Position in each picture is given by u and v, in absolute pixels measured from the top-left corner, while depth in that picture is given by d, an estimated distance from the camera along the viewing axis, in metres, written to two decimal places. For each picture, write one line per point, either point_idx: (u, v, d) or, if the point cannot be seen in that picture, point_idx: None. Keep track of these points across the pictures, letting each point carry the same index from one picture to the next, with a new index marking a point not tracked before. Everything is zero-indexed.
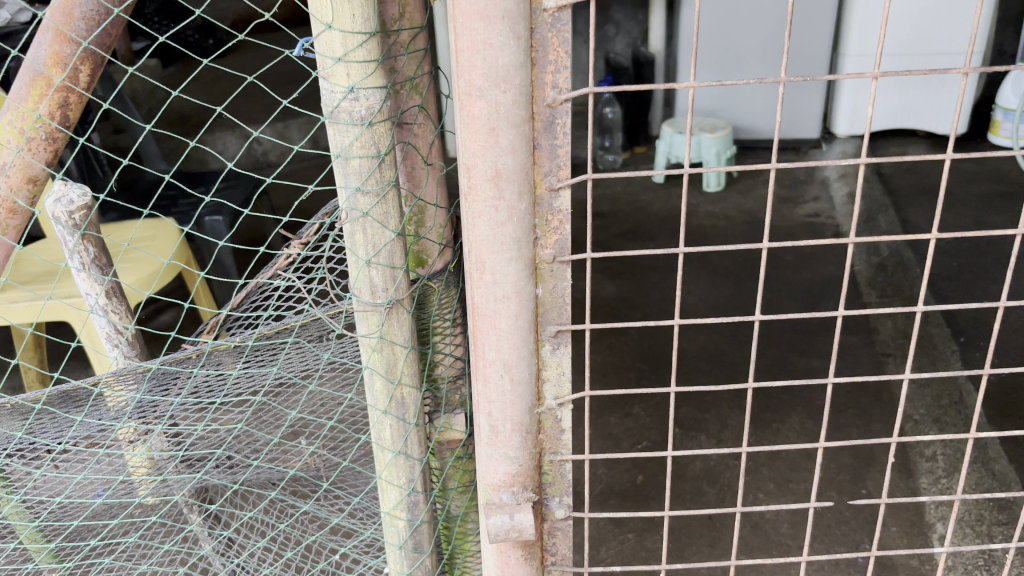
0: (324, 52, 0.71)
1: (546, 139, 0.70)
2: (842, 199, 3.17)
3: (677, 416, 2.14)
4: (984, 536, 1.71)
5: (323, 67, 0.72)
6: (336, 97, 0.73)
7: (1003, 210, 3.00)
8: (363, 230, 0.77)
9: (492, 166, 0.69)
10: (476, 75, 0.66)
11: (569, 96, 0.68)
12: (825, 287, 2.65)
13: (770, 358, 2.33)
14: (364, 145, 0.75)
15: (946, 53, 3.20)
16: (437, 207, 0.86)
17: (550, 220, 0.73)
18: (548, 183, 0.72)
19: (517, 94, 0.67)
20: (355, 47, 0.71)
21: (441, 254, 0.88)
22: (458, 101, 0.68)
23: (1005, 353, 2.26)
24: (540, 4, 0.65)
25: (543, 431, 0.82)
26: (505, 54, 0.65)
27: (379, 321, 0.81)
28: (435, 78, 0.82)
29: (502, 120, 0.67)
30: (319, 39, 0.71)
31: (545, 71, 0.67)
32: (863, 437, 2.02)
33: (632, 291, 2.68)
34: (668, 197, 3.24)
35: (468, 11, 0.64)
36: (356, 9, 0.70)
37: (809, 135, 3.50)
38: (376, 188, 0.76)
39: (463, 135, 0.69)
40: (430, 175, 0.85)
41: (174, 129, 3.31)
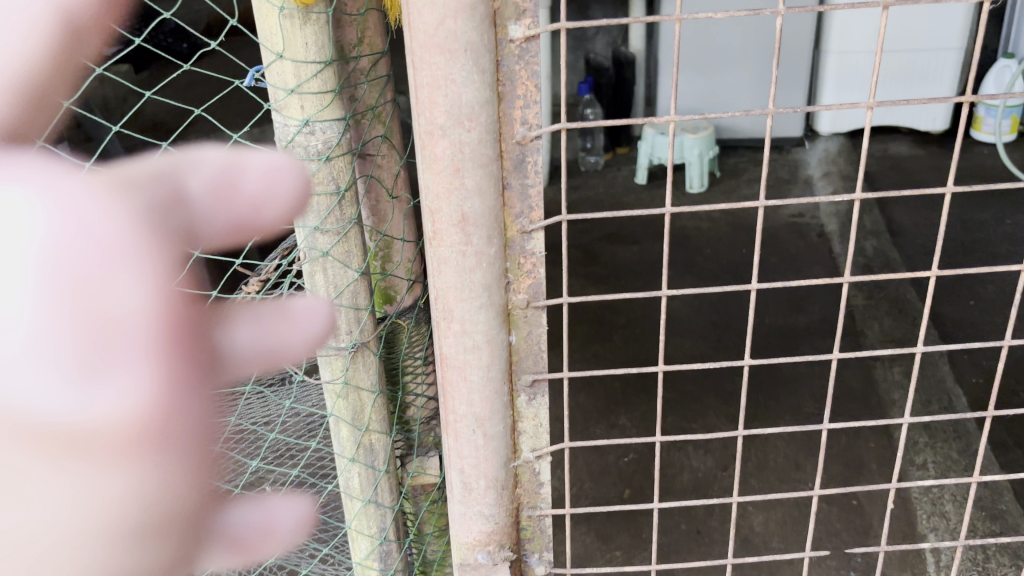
0: (276, 83, 0.66)
1: (517, 178, 0.65)
2: (826, 199, 3.15)
3: (664, 427, 2.10)
4: (977, 547, 1.69)
5: (275, 98, 0.67)
6: (290, 130, 0.67)
7: (988, 208, 2.98)
8: (324, 270, 0.72)
9: (458, 211, 0.64)
10: (437, 112, 0.61)
11: (540, 133, 0.63)
12: (810, 290, 2.62)
13: (755, 366, 2.30)
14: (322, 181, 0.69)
15: (931, 50, 3.23)
16: (404, 241, 0.82)
17: (522, 264, 0.69)
18: (518, 225, 0.67)
19: (483, 132, 0.62)
20: (308, 77, 0.66)
21: (410, 290, 0.83)
22: (417, 140, 0.63)
23: (993, 356, 2.24)
24: (506, 35, 0.61)
25: (520, 485, 0.77)
26: (469, 90, 0.61)
27: (344, 366, 0.76)
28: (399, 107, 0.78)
29: (467, 159, 0.62)
30: (269, 69, 0.66)
31: (513, 106, 0.63)
32: (851, 446, 1.99)
33: (616, 296, 2.64)
34: (651, 198, 3.21)
35: (427, 43, 0.59)
36: (310, 37, 0.65)
37: (793, 134, 3.50)
38: (336, 227, 0.71)
39: (424, 177, 0.64)
40: (396, 209, 0.79)
41: (145, 137, 3.25)
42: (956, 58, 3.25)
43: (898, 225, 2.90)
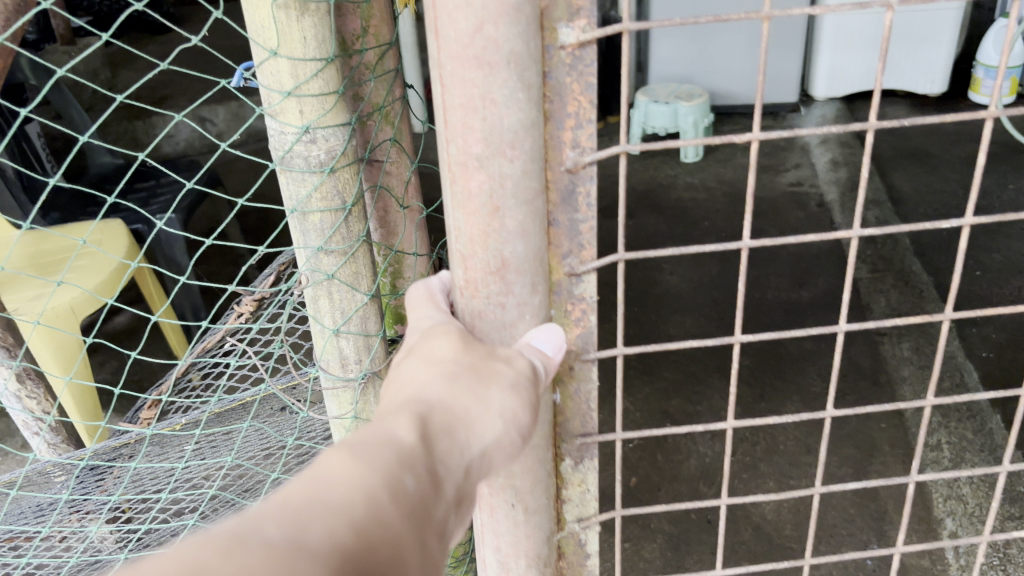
0: (271, 83, 0.63)
1: (565, 212, 0.66)
2: (824, 166, 3.07)
3: (668, 410, 2.03)
4: (998, 533, 1.63)
5: (270, 102, 0.64)
6: (289, 138, 0.65)
7: (989, 172, 2.94)
8: (330, 294, 0.70)
9: (499, 254, 0.64)
10: (474, 140, 0.60)
11: (590, 159, 0.63)
12: (812, 262, 2.56)
13: (759, 343, 2.24)
14: (326, 196, 0.67)
15: (928, 10, 3.20)
16: (416, 255, 0.81)
17: (569, 309, 0.70)
18: (567, 267, 0.69)
19: (526, 161, 0.61)
20: (308, 77, 0.62)
21: None
22: (452, 172, 0.62)
23: (1002, 328, 2.20)
24: (555, 40, 0.60)
25: (565, 555, 0.83)
26: (512, 113, 0.59)
27: (353, 397, 0.76)
28: (410, 106, 0.75)
29: (507, 194, 0.62)
30: (264, 68, 0.62)
31: (562, 126, 0.63)
32: (862, 427, 1.93)
33: (613, 273, 2.59)
34: (645, 171, 3.15)
35: (460, 55, 0.57)
36: (308, 30, 0.61)
37: (787, 100, 3.41)
38: (342, 246, 0.69)
39: (459, 214, 0.63)
40: (407, 219, 0.78)
41: (120, 115, 3.14)
42: (956, 17, 3.22)
43: (899, 193, 2.84)
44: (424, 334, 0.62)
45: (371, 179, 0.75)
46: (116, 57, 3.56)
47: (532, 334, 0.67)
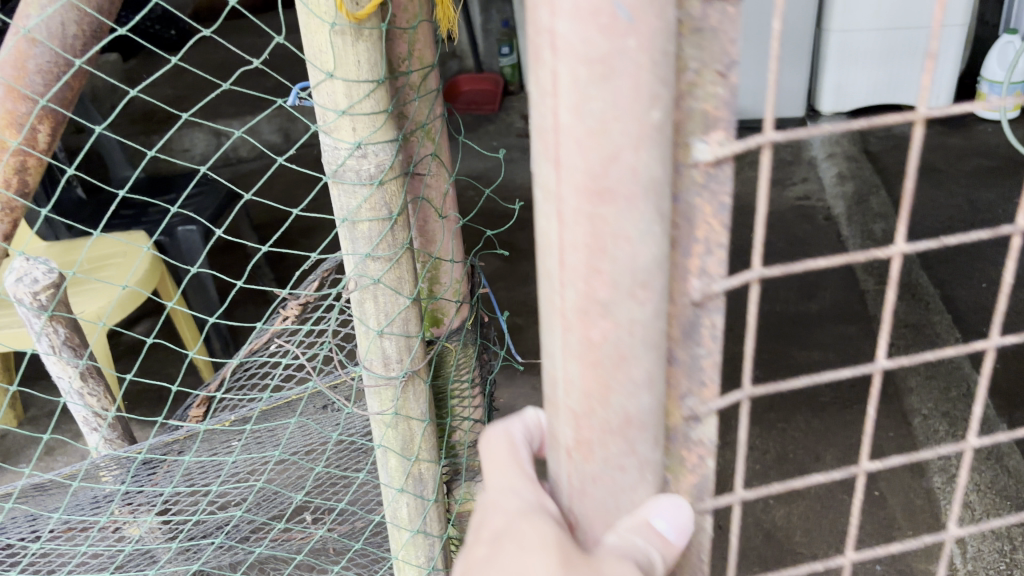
0: (326, 103, 0.67)
1: (687, 351, 0.50)
2: (831, 179, 3.12)
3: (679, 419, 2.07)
4: (1004, 539, 1.66)
5: (325, 120, 0.68)
6: (341, 153, 0.69)
7: (994, 186, 2.98)
8: (375, 298, 0.75)
9: (620, 418, 0.48)
10: (599, 283, 0.45)
11: (724, 290, 0.48)
12: (820, 274, 2.60)
13: (768, 353, 2.29)
14: (374, 206, 0.72)
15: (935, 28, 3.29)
16: (452, 262, 0.86)
17: (686, 462, 0.53)
18: (685, 410, 0.52)
19: (656, 305, 0.46)
20: (361, 97, 0.67)
21: (457, 312, 0.89)
22: (567, 318, 0.47)
23: (1008, 338, 2.24)
24: (687, 158, 0.46)
25: None
26: (644, 250, 0.44)
27: (394, 395, 0.80)
28: (449, 122, 0.80)
29: (637, 343, 0.46)
30: (320, 89, 0.67)
31: (688, 254, 0.48)
32: (870, 436, 1.97)
33: None
34: None
35: (583, 187, 0.43)
36: (361, 54, 0.66)
37: (793, 113, 3.55)
38: (388, 252, 0.74)
39: (570, 366, 0.48)
40: (445, 228, 0.84)
41: (140, 130, 3.21)
42: (961, 33, 3.28)
43: (905, 206, 2.89)
44: (512, 532, 0.49)
45: (412, 191, 0.80)
46: (136, 72, 3.63)
47: (652, 512, 0.51)
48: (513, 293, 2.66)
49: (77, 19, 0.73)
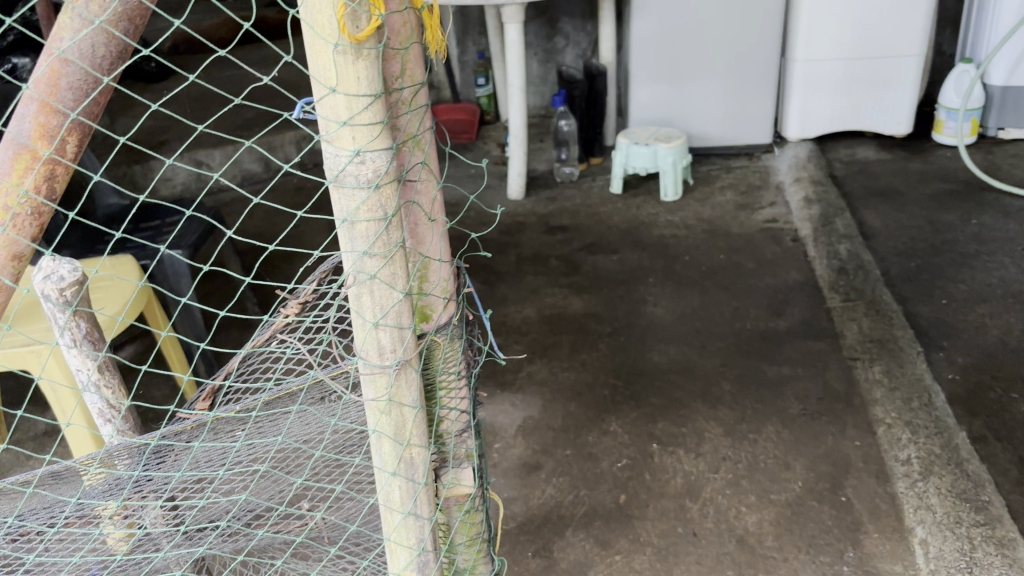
0: (329, 116, 0.75)
1: None
2: (797, 203, 3.22)
3: (655, 432, 2.14)
4: (965, 539, 1.74)
5: (328, 130, 0.76)
6: (342, 160, 0.77)
7: (953, 209, 3.12)
8: (371, 292, 0.82)
9: None
10: None
11: None
12: (788, 293, 2.70)
13: (739, 369, 2.37)
14: (371, 208, 0.79)
15: (892, 56, 3.47)
16: (440, 262, 0.94)
17: None
18: None
19: None
20: (360, 110, 0.74)
21: (444, 308, 0.97)
22: None
23: (967, 352, 2.35)
24: None
25: None
26: None
27: (388, 382, 0.87)
28: (437, 133, 0.88)
29: None
30: (323, 102, 0.74)
31: None
32: (837, 444, 2.05)
33: (601, 305, 2.73)
34: (628, 210, 3.35)
35: None
36: (361, 71, 0.73)
37: (761, 141, 3.65)
38: (384, 250, 0.80)
39: None
40: (433, 231, 0.91)
41: (124, 159, 3.27)
42: (917, 63, 3.48)
43: (869, 228, 3.01)
44: None
45: (404, 196, 0.87)
46: (118, 103, 3.69)
47: None
48: (493, 314, 2.73)
49: (105, 42, 0.80)
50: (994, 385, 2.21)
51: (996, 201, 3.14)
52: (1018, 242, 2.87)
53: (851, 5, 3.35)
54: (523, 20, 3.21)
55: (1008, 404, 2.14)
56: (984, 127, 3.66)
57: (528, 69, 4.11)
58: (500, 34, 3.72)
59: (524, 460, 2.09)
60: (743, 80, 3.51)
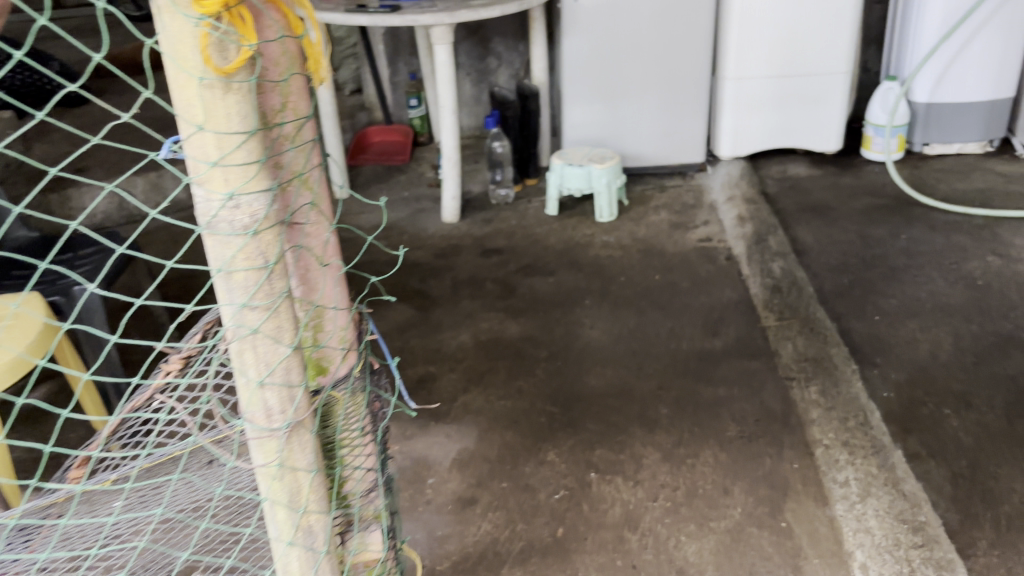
0: (199, 156, 0.71)
1: None
2: (731, 221, 3.22)
3: (592, 460, 2.09)
4: (903, 562, 1.73)
5: (198, 172, 0.71)
6: (215, 204, 0.72)
7: (882, 223, 3.15)
8: (254, 347, 0.77)
9: None
10: None
11: None
12: (723, 311, 2.67)
13: (677, 391, 2.33)
14: (249, 256, 0.75)
15: (820, 73, 3.51)
16: (336, 310, 0.90)
17: None
18: None
19: None
20: (231, 149, 0.71)
21: (342, 360, 0.93)
22: None
23: (900, 368, 2.35)
24: None
25: None
26: None
27: (278, 447, 0.82)
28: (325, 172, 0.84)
29: None
30: (190, 141, 0.70)
31: None
32: (775, 467, 2.02)
33: (536, 328, 2.67)
34: (563, 230, 3.31)
35: None
36: (231, 106, 0.69)
37: (694, 160, 3.66)
38: (265, 302, 0.76)
39: None
40: (326, 276, 0.87)
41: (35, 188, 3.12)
42: (844, 80, 3.53)
43: (801, 244, 3.02)
44: None
45: (294, 240, 0.83)
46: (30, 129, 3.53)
47: None
48: (426, 340, 2.64)
49: None
50: (928, 400, 2.21)
51: (924, 215, 3.18)
52: (946, 256, 2.90)
53: (778, 23, 3.38)
54: (452, 41, 3.16)
55: (941, 419, 2.14)
56: (911, 142, 3.73)
57: (461, 89, 4.06)
58: (431, 54, 3.67)
59: (459, 494, 2.02)
60: (675, 99, 3.51)
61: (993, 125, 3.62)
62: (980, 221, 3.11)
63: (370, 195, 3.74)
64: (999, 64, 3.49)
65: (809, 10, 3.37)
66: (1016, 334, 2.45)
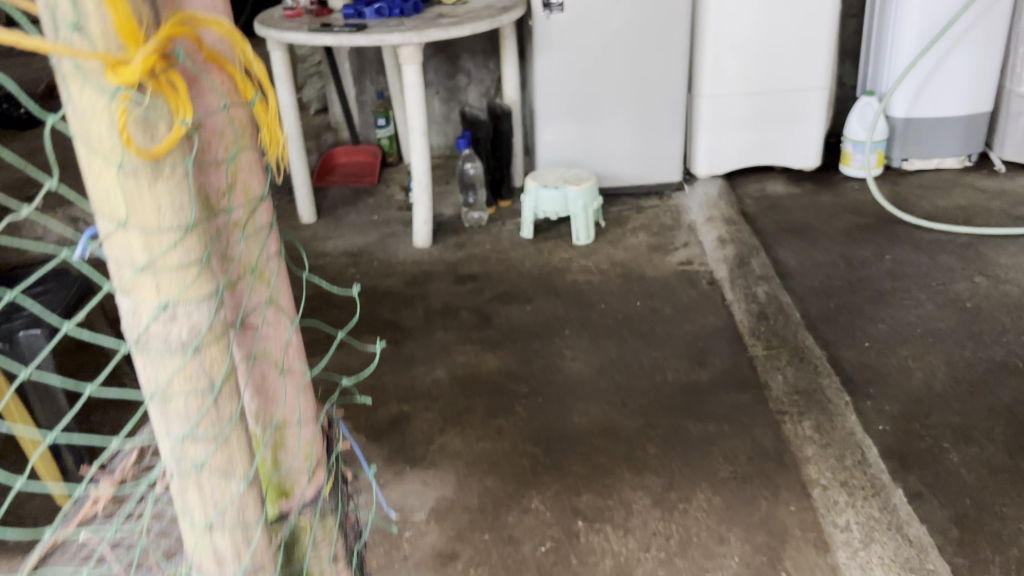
0: (124, 261, 0.76)
1: None
2: (712, 243, 3.13)
3: (579, 507, 1.97)
4: None
5: (128, 279, 0.77)
6: (149, 312, 0.78)
7: (866, 243, 3.08)
8: (192, 448, 0.83)
9: None
10: None
11: None
12: (708, 339, 2.57)
13: (664, 429, 2.21)
14: (191, 365, 0.81)
15: (797, 89, 3.44)
16: (284, 391, 0.99)
17: None
18: None
19: None
20: (165, 253, 0.76)
21: (294, 441, 1.03)
22: None
23: (894, 399, 2.27)
24: None
25: None
26: None
27: (230, 544, 0.89)
28: (270, 261, 0.93)
29: None
30: (117, 246, 0.75)
31: None
32: (772, 511, 1.92)
33: (515, 361, 2.55)
34: (540, 255, 3.20)
35: None
36: (161, 205, 0.75)
37: (670, 179, 3.57)
38: (205, 409, 0.83)
39: None
40: (271, 361, 0.96)
41: None
42: (822, 96, 3.47)
43: (785, 267, 2.94)
44: None
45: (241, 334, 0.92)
46: None
47: None
48: (399, 377, 2.51)
49: None
50: (925, 434, 2.13)
51: (907, 234, 3.12)
52: (932, 277, 2.83)
53: (754, 38, 3.31)
54: (421, 61, 3.04)
55: (940, 455, 2.05)
56: (889, 158, 3.68)
57: (430, 108, 3.94)
58: (399, 74, 3.55)
59: (439, 549, 1.89)
60: (650, 117, 3.42)
61: (971, 140, 3.58)
62: (964, 240, 3.05)
63: (337, 220, 3.60)
64: (977, 79, 3.45)
65: (785, 25, 3.30)
66: (1010, 361, 2.38)
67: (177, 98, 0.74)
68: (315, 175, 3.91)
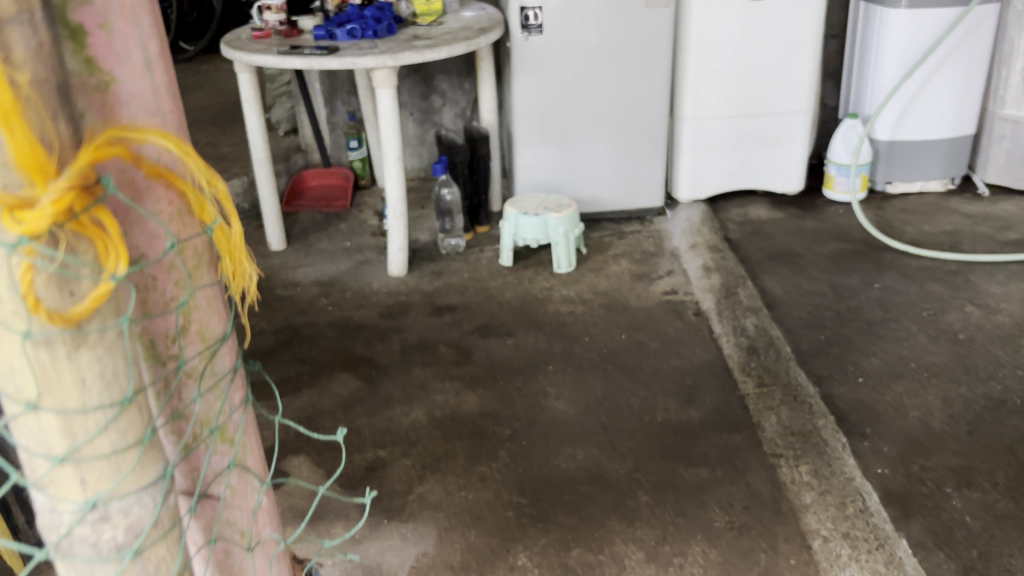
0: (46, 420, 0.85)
1: None
2: (696, 271, 3.05)
3: (568, 563, 1.86)
4: None
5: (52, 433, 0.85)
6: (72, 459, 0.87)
7: (853, 271, 3.01)
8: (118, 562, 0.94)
9: None
10: None
11: None
12: (697, 376, 2.48)
13: (654, 474, 2.11)
14: (118, 494, 0.91)
15: (780, 112, 3.38)
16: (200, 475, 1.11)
17: None
18: None
19: None
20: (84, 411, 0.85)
21: (208, 514, 1.15)
22: None
23: (892, 439, 2.19)
24: None
25: None
26: None
27: None
28: (191, 369, 1.05)
29: None
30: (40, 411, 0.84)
31: None
32: (771, 566, 1.82)
33: (496, 400, 2.44)
34: (519, 284, 3.09)
35: None
36: (82, 374, 0.84)
37: (652, 204, 3.49)
38: (130, 524, 0.93)
39: None
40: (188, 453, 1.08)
41: None
42: (805, 120, 3.41)
43: (772, 297, 2.86)
44: None
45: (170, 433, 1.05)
46: None
47: None
48: (375, 419, 2.39)
49: None
50: (926, 477, 2.04)
51: (894, 261, 3.05)
52: (922, 307, 2.76)
53: (737, 61, 3.24)
54: (396, 85, 2.93)
55: (943, 501, 1.97)
56: (872, 181, 3.62)
57: (404, 129, 3.83)
58: (372, 95, 3.44)
59: None
60: (632, 141, 3.34)
61: (955, 162, 3.54)
62: (952, 267, 2.99)
63: (308, 247, 3.47)
64: (961, 101, 3.40)
65: (768, 47, 3.24)
66: (1008, 397, 2.30)
67: (107, 241, 0.82)
68: (285, 200, 3.78)
